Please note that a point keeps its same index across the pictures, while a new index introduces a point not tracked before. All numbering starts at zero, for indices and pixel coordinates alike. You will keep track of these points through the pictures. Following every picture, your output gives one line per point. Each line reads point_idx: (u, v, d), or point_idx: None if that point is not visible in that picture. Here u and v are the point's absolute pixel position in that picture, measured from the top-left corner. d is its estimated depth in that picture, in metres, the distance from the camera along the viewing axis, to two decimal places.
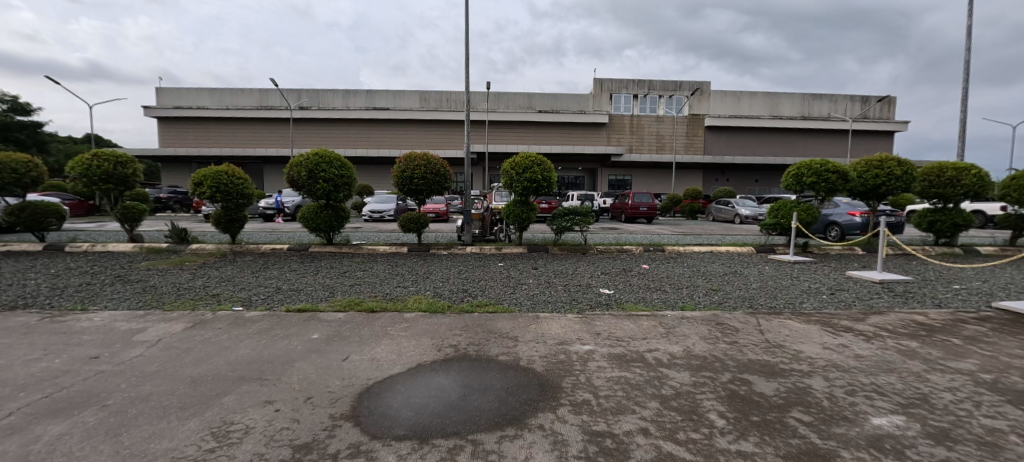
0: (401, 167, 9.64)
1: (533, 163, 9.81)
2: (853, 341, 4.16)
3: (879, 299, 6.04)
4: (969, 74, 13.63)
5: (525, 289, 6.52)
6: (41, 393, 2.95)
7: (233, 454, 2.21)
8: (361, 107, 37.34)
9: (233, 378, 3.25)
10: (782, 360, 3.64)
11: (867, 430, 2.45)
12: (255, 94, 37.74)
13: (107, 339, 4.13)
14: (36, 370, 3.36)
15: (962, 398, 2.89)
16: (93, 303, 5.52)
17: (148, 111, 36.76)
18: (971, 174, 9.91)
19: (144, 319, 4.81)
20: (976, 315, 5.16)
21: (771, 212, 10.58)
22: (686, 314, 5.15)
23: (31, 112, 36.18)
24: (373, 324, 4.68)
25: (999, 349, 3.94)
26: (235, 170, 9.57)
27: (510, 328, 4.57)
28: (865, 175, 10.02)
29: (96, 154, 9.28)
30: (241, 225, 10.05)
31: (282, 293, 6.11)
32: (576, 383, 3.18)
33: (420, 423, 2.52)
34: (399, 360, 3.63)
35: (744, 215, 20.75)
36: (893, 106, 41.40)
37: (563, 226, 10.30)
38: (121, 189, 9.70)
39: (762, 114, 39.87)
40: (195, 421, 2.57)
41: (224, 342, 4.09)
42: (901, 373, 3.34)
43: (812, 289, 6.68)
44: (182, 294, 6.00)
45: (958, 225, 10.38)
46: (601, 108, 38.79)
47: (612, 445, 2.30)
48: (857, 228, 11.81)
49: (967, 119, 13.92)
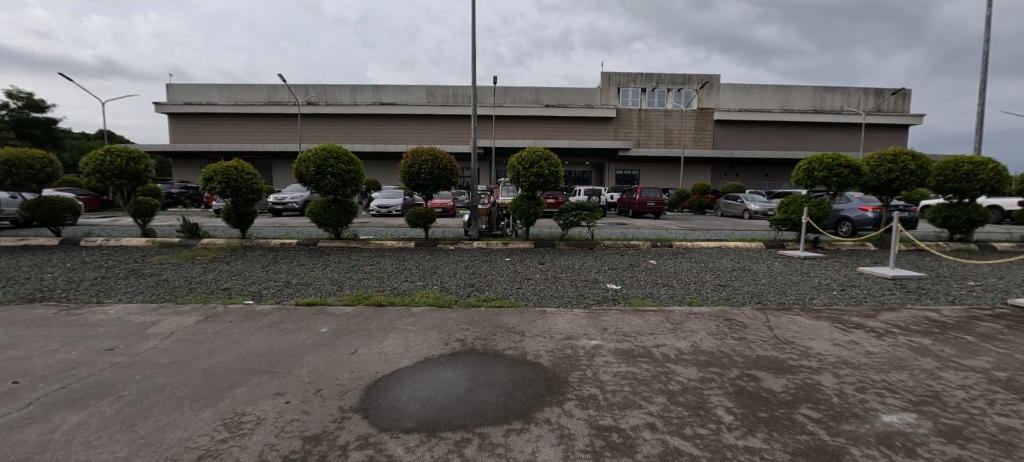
0: (408, 162, 9.62)
1: (540, 158, 9.72)
2: (864, 338, 4.11)
3: (891, 295, 5.95)
4: (986, 65, 13.30)
5: (532, 284, 6.54)
6: (58, 384, 3.01)
7: (245, 445, 2.25)
8: (369, 102, 37.44)
9: (244, 370, 3.30)
10: (791, 356, 3.62)
11: (878, 428, 2.43)
12: (264, 89, 37.91)
13: (122, 332, 4.22)
14: (54, 362, 3.44)
15: (976, 395, 2.85)
16: (108, 296, 5.63)
17: (159, 108, 37.18)
18: (988, 168, 9.64)
19: (157, 312, 4.90)
20: (992, 312, 5.06)
21: (781, 208, 10.43)
22: (693, 310, 5.13)
23: (47, 109, 36.83)
24: (381, 318, 4.73)
25: (1015, 346, 3.87)
26: (245, 166, 9.64)
27: (517, 322, 4.59)
28: (877, 170, 9.91)
29: (110, 151, 9.40)
30: (251, 221, 10.13)
31: (290, 287, 6.19)
32: (583, 377, 3.19)
33: (428, 416, 2.55)
34: (407, 354, 3.66)
35: (754, 210, 20.51)
36: (908, 100, 40.58)
37: (569, 221, 10.25)
38: (133, 185, 9.79)
39: (774, 108, 39.24)
40: (208, 412, 2.61)
41: (236, 335, 4.15)
42: (913, 370, 3.30)
43: (823, 285, 6.60)
44: (194, 288, 6.10)
45: (974, 221, 10.17)
46: (609, 102, 38.31)
47: (619, 440, 2.30)
48: (868, 223, 11.70)
49: (984, 112, 13.58)
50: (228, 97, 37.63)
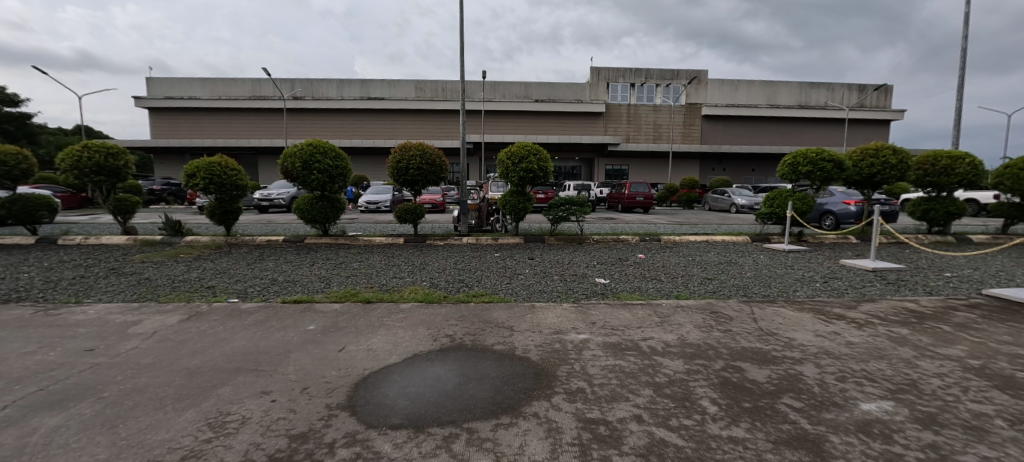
0: (397, 157, 9.54)
1: (529, 152, 9.70)
2: (845, 329, 4.21)
3: (871, 287, 6.10)
4: (966, 62, 13.60)
5: (521, 280, 6.53)
6: (35, 386, 2.94)
7: (229, 444, 2.22)
8: (356, 97, 37.02)
9: (229, 369, 3.25)
10: (774, 347, 3.69)
11: (857, 416, 2.49)
12: (249, 83, 37.25)
13: (103, 332, 4.13)
14: (31, 363, 3.35)
15: (950, 383, 2.94)
16: (88, 295, 5.50)
17: (140, 102, 36.24)
18: (966, 163, 9.87)
19: (139, 311, 4.80)
20: (967, 302, 5.24)
21: (767, 202, 10.57)
22: (681, 303, 5.21)
23: (20, 103, 35.65)
24: (370, 314, 4.70)
25: (988, 335, 4.00)
26: (228, 161, 9.42)
27: (506, 318, 4.60)
28: (860, 164, 10.06)
29: (87, 146, 9.13)
30: (235, 218, 9.95)
31: (277, 285, 6.10)
32: (571, 371, 3.21)
33: (416, 412, 2.55)
34: (395, 351, 3.64)
35: (741, 204, 20.80)
36: (890, 95, 41.43)
37: (559, 216, 10.25)
38: (112, 181, 9.55)
39: (760, 104, 39.81)
40: (192, 412, 2.57)
41: (220, 334, 4.09)
42: (891, 359, 3.39)
43: (806, 277, 6.73)
44: (177, 287, 5.97)
45: (952, 214, 10.42)
46: (598, 97, 38.43)
47: (606, 432, 2.32)
48: (851, 217, 11.93)
49: (961, 108, 13.92)
50: (212, 92, 36.96)
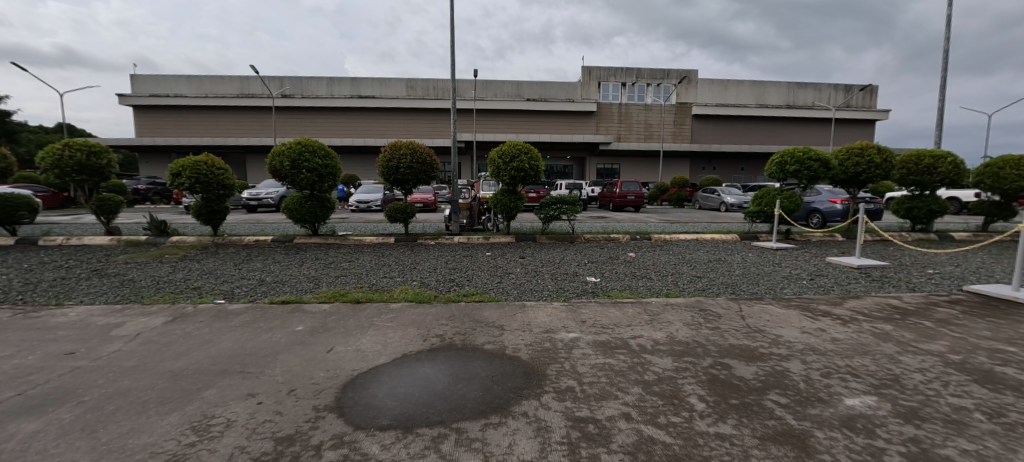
0: (387, 156, 9.48)
1: (520, 152, 9.69)
2: (831, 325, 4.27)
3: (856, 284, 6.21)
4: (947, 63, 13.90)
5: (512, 279, 6.53)
6: (13, 391, 2.87)
7: (213, 448, 2.19)
8: (347, 95, 36.70)
9: (215, 372, 3.20)
10: (762, 344, 3.73)
11: (841, 411, 2.53)
12: (237, 81, 36.73)
13: (85, 334, 4.04)
14: (9, 367, 3.27)
15: (931, 377, 3.00)
16: (69, 297, 5.38)
17: (123, 100, 35.53)
18: (948, 162, 10.08)
19: (122, 313, 4.71)
20: (948, 298, 5.35)
21: (755, 201, 10.70)
22: (670, 301, 5.25)
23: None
24: (359, 315, 4.67)
25: (968, 330, 4.09)
26: (214, 160, 9.28)
27: (496, 317, 4.59)
28: (846, 163, 10.22)
29: (67, 144, 8.91)
30: (223, 217, 9.80)
31: (265, 286, 6.02)
32: (561, 370, 3.21)
33: (405, 413, 2.53)
34: (385, 351, 3.61)
35: (730, 203, 21.03)
36: (875, 95, 42.18)
37: (550, 215, 10.26)
38: (95, 180, 9.33)
39: (749, 104, 40.27)
40: (176, 415, 2.53)
41: (206, 336, 4.03)
42: (875, 355, 3.45)
43: (793, 275, 6.83)
44: (162, 288, 5.87)
45: (934, 212, 10.64)
46: (589, 96, 38.57)
47: (595, 431, 2.33)
48: (837, 215, 12.14)
49: (943, 108, 14.21)
50: (199, 90, 36.38)
